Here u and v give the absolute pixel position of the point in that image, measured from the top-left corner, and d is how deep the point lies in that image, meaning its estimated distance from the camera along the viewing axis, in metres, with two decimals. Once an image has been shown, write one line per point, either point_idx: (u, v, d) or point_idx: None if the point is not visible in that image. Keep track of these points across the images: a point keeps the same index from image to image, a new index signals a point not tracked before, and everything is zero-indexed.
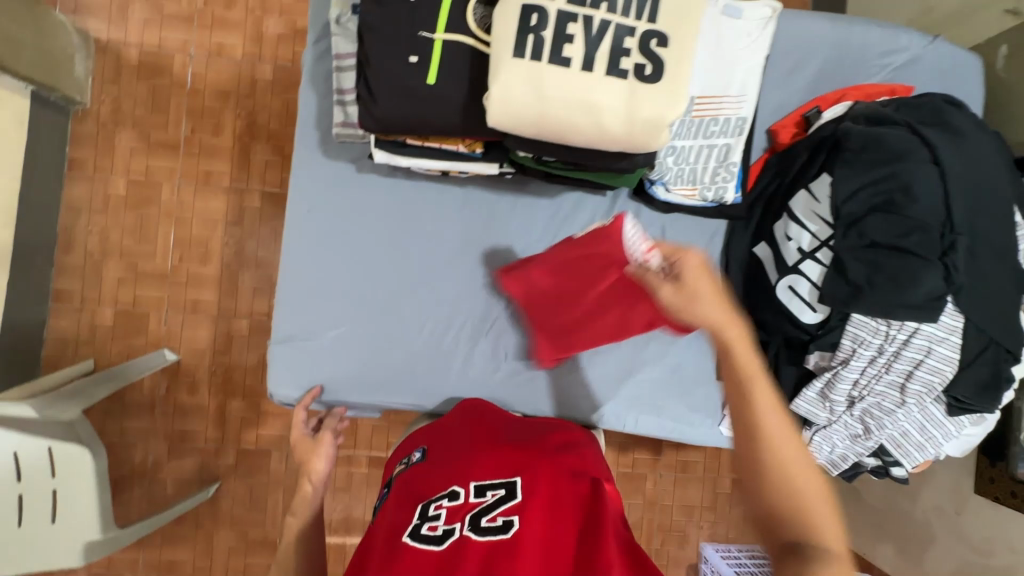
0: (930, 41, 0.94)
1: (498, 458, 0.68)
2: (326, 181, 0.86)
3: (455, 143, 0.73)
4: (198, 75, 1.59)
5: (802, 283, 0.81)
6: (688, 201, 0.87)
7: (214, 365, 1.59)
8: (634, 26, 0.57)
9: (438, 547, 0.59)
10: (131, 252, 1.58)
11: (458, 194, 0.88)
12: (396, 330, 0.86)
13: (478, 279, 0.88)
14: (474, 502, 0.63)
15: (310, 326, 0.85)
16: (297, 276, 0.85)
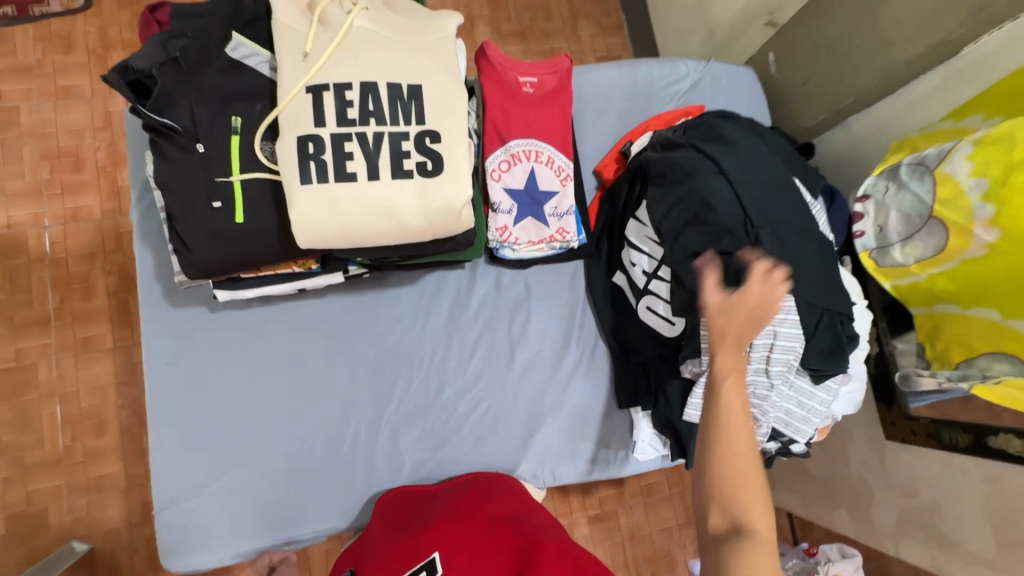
0: (705, 64, 1.07)
1: (416, 544, 0.66)
2: (178, 330, 0.84)
3: (287, 264, 0.73)
4: (57, 244, 1.54)
5: (657, 303, 0.88)
6: (539, 254, 0.93)
7: (135, 540, 1.45)
8: (406, 130, 0.62)
9: None
10: (13, 446, 1.44)
11: (319, 305, 0.89)
12: (286, 460, 0.84)
13: (359, 383, 0.88)
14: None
15: (193, 482, 0.81)
16: (167, 436, 0.81)
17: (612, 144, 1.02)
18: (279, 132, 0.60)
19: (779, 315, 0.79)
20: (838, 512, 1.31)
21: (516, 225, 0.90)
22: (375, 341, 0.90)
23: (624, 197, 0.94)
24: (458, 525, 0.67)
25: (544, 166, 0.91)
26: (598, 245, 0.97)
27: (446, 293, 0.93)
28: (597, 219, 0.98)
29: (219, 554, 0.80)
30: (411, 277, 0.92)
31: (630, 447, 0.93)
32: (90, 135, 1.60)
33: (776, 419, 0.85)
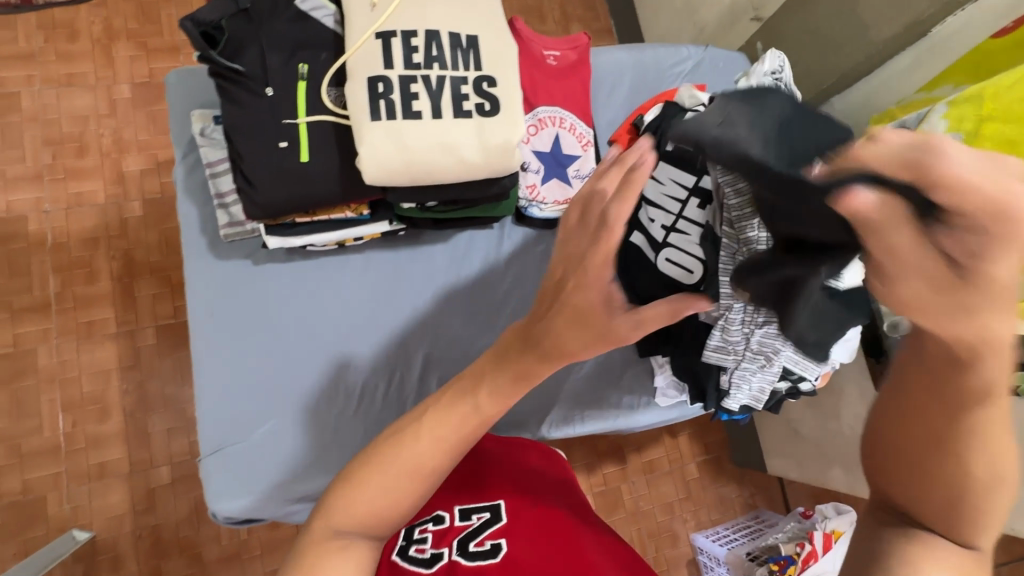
0: (704, 48, 1.18)
1: (483, 480, 0.71)
2: (223, 281, 0.87)
3: (343, 209, 0.79)
4: (58, 229, 1.50)
5: (675, 253, 0.96)
6: (562, 212, 0.99)
7: (138, 529, 1.42)
8: (465, 75, 0.68)
9: (426, 569, 0.60)
10: (11, 433, 1.40)
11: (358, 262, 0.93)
12: (330, 407, 0.86)
13: (397, 336, 0.91)
14: (460, 526, 0.64)
15: (239, 429, 0.83)
16: (213, 385, 0.83)
17: (624, 118, 1.11)
18: (350, 74, 0.66)
19: None
20: (832, 469, 1.40)
21: (543, 185, 0.97)
22: (412, 297, 0.94)
23: None
24: (527, 482, 0.70)
25: (568, 132, 0.98)
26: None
27: (478, 253, 0.98)
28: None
29: (264, 500, 0.82)
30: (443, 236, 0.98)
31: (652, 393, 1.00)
32: (94, 121, 1.56)
33: (789, 358, 0.87)
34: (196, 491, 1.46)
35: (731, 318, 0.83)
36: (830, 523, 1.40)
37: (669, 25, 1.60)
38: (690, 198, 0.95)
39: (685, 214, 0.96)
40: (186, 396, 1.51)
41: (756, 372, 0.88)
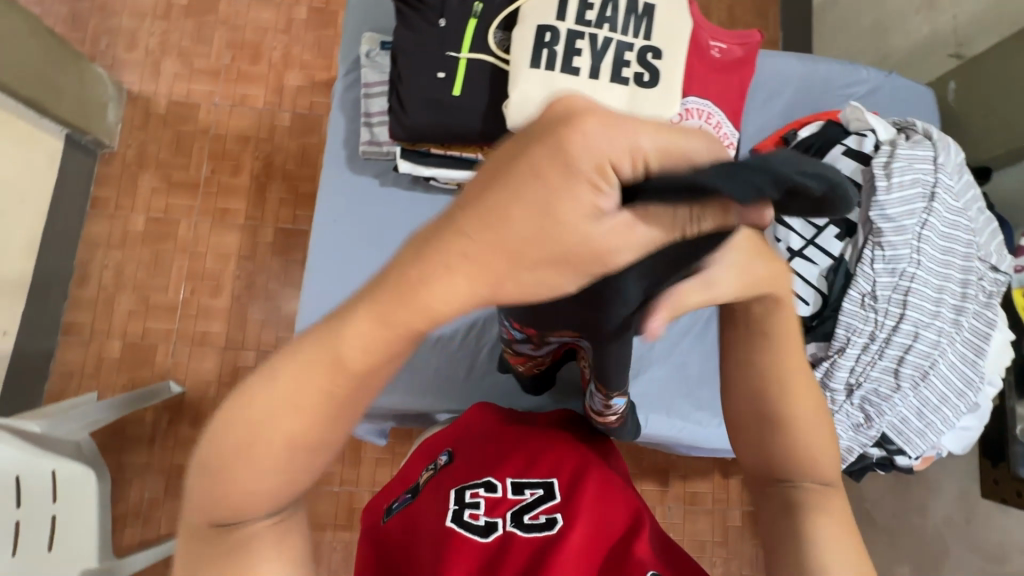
0: (886, 74, 1.07)
1: (533, 458, 0.72)
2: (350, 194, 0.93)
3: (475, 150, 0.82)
4: (221, 122, 1.69)
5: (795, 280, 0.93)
6: None
7: (219, 397, 1.59)
8: (632, 42, 0.68)
9: (483, 537, 0.61)
10: (144, 285, 1.62)
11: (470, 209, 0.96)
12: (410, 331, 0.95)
13: None
14: (513, 500, 0.66)
15: None
16: (315, 286, 0.90)
17: (774, 129, 1.05)
18: (522, 19, 0.67)
19: (924, 320, 0.89)
20: (898, 565, 1.26)
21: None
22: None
23: None
24: (578, 460, 0.71)
25: (715, 129, 0.94)
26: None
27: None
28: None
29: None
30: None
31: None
32: (271, 34, 1.73)
33: (890, 425, 0.90)
34: None
35: (839, 363, 0.89)
36: None
37: (846, 45, 1.46)
38: (830, 226, 0.95)
39: (817, 242, 0.95)
40: (284, 295, 1.66)
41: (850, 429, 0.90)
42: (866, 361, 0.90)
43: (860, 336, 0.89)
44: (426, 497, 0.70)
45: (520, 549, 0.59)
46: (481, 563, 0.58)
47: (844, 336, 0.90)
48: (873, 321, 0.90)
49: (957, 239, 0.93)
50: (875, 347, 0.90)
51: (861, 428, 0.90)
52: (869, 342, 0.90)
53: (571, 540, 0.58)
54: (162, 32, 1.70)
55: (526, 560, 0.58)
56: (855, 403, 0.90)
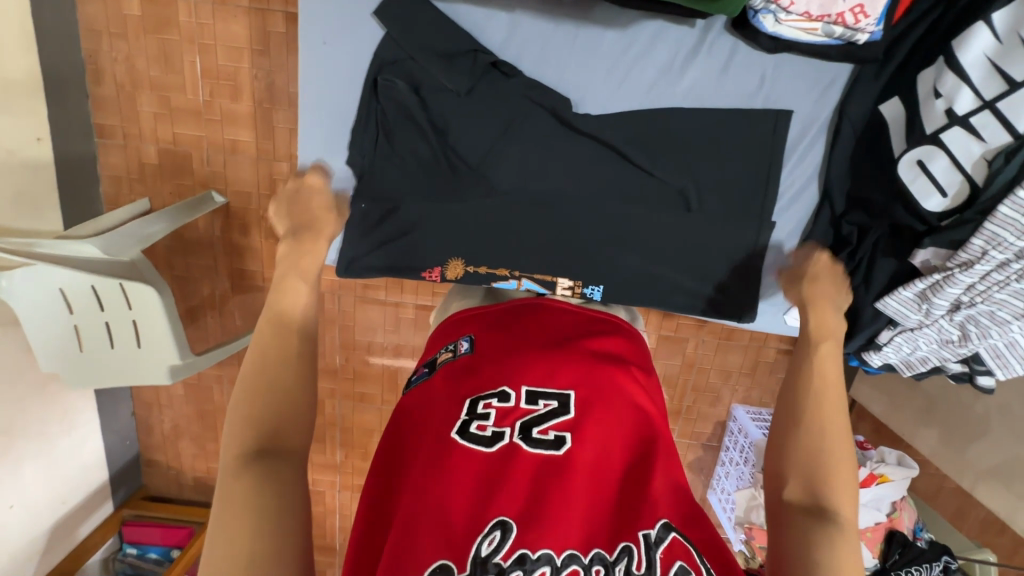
0: None
1: (549, 369, 0.82)
2: (330, 26, 1.01)
3: None
4: None
5: (937, 158, 0.87)
6: (803, 37, 0.88)
7: (262, 209, 1.60)
8: None
9: (488, 448, 0.74)
10: (160, 83, 1.48)
11: (523, 59, 1.02)
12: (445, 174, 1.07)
13: (537, 155, 1.05)
14: (525, 411, 0.78)
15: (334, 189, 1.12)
16: (310, 137, 1.08)
17: None
18: None
19: None
20: (925, 430, 1.30)
21: None
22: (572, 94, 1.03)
23: None
24: (595, 378, 0.81)
25: None
26: (891, 52, 0.94)
27: (677, 56, 1.00)
28: (906, 16, 0.90)
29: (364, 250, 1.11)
30: (621, 23, 0.99)
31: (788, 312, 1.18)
32: None
33: (988, 347, 0.92)
34: None
35: (953, 280, 0.86)
36: (882, 467, 1.30)
37: None
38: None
39: (994, 108, 0.81)
40: None
41: (935, 343, 0.97)
42: (994, 283, 0.85)
43: (1000, 252, 0.81)
44: (441, 387, 0.84)
45: (527, 461, 0.73)
46: (487, 469, 0.72)
47: (978, 249, 0.83)
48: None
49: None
50: (1013, 270, 0.82)
51: (950, 344, 0.96)
52: (1007, 263, 0.82)
53: (576, 467, 0.72)
54: None
55: (532, 470, 0.72)
56: (954, 321, 0.93)
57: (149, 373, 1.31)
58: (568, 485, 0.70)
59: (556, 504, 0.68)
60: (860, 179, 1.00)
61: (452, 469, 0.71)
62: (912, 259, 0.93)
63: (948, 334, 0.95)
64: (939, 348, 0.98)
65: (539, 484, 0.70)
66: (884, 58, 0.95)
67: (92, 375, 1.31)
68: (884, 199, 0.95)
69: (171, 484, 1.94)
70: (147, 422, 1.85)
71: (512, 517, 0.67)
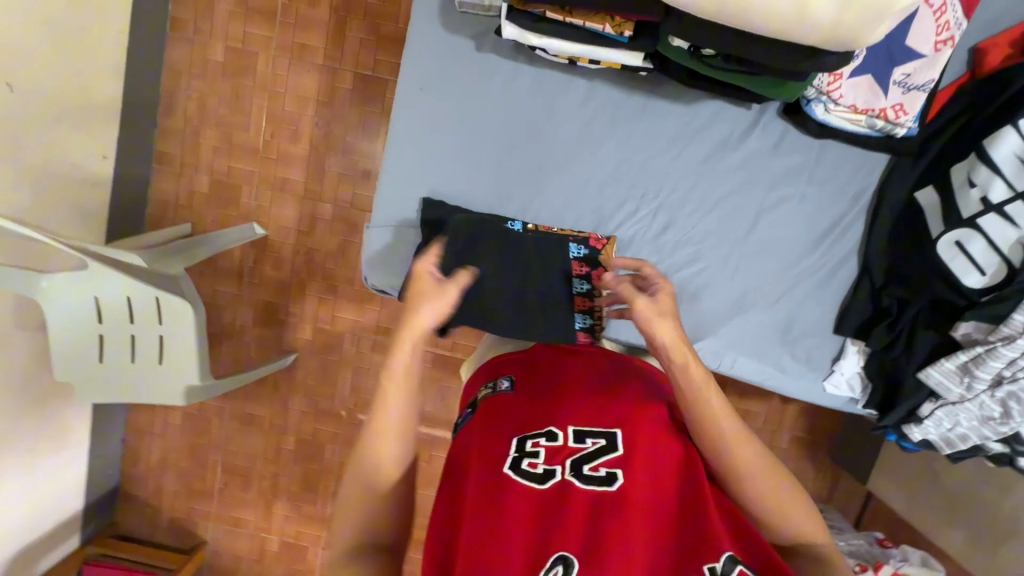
0: None
1: (594, 406, 0.78)
2: (434, 52, 0.98)
3: (602, 22, 0.79)
4: None
5: (977, 240, 0.94)
6: (847, 125, 0.96)
7: (299, 245, 1.65)
8: None
9: (539, 486, 0.71)
10: (226, 122, 1.59)
11: (588, 103, 1.01)
12: (529, 199, 1.04)
13: (588, 194, 1.04)
14: (574, 449, 0.74)
15: (402, 212, 1.03)
16: (394, 151, 1.02)
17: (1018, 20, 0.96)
18: None
19: None
20: (951, 528, 1.28)
21: (849, 79, 0.92)
22: (623, 150, 1.02)
23: (999, 100, 0.94)
24: (639, 414, 0.77)
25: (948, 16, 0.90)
26: (926, 145, 1.01)
27: (734, 132, 1.02)
28: (938, 116, 0.99)
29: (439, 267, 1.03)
30: (684, 100, 1.01)
31: (827, 374, 1.09)
32: None
33: None
34: (348, 235, 1.63)
35: (997, 353, 0.90)
36: (906, 567, 1.27)
37: None
38: None
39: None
40: (362, 151, 1.58)
41: (974, 420, 0.98)
42: None
43: None
44: (487, 417, 0.80)
45: (581, 499, 0.69)
46: (540, 510, 0.69)
47: (1019, 324, 0.89)
48: None
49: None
50: None
51: (990, 422, 0.97)
52: None
53: (630, 503, 0.68)
54: None
55: (586, 509, 0.68)
56: (995, 397, 0.95)
57: (163, 394, 1.29)
58: (627, 525, 0.66)
59: (613, 543, 0.64)
60: (902, 256, 1.03)
61: (503, 513, 0.68)
62: (954, 332, 0.97)
63: (989, 409, 0.96)
64: (978, 427, 0.98)
65: (596, 525, 0.66)
66: (920, 150, 1.01)
67: (109, 390, 1.28)
68: (921, 275, 1.00)
69: (144, 524, 1.81)
70: (135, 452, 1.78)
71: (573, 554, 0.64)
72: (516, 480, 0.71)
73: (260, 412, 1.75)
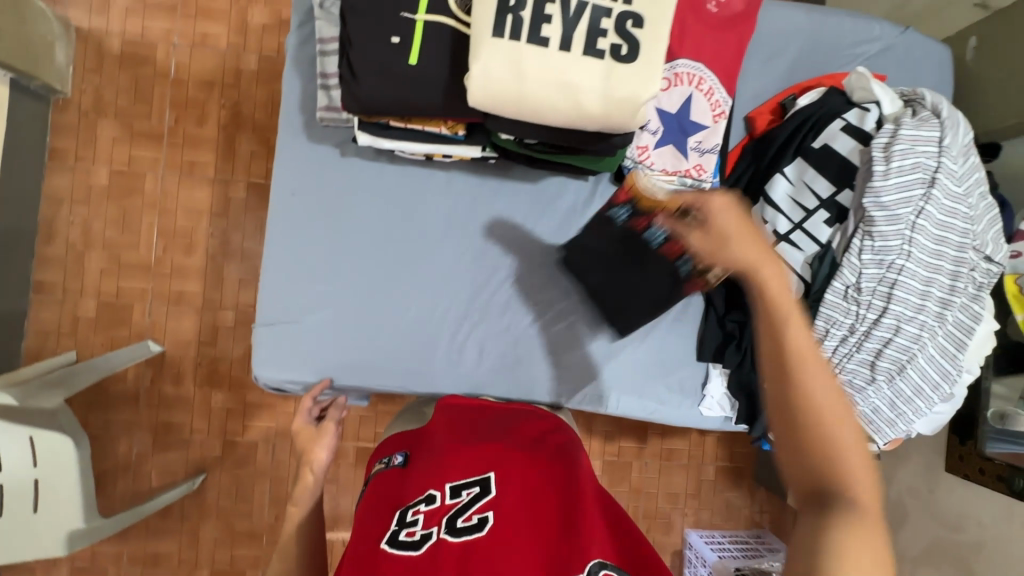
0: (902, 32, 1.20)
1: (468, 458, 0.81)
2: (304, 159, 1.06)
3: (439, 125, 0.93)
4: (182, 65, 1.58)
5: (779, 263, 1.09)
6: (665, 186, 1.12)
7: (200, 356, 1.59)
8: (609, 10, 0.82)
9: (415, 551, 0.68)
10: (114, 242, 1.56)
11: (449, 189, 1.11)
12: (406, 280, 1.09)
13: (461, 268, 1.11)
14: (450, 505, 0.74)
15: (288, 308, 1.05)
16: (272, 253, 1.06)
17: (774, 93, 1.17)
18: None
19: (907, 313, 1.01)
20: None
21: (655, 150, 1.09)
22: (488, 225, 1.12)
23: (771, 153, 1.11)
24: (512, 455, 0.80)
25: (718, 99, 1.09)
26: (730, 193, 1.16)
27: (579, 200, 1.15)
28: (733, 172, 1.16)
29: (335, 352, 1.06)
30: (532, 178, 1.14)
31: (700, 400, 1.18)
32: None
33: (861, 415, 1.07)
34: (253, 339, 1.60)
35: None
36: None
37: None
38: (821, 210, 1.06)
39: (804, 226, 1.07)
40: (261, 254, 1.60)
41: None
42: (844, 353, 1.04)
43: (838, 328, 1.04)
44: (376, 500, 0.80)
45: (453, 552, 0.66)
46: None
47: (824, 327, 1.04)
48: (854, 314, 1.04)
49: (954, 227, 1.02)
50: (855, 340, 1.04)
51: None
52: (848, 335, 1.04)
53: (502, 542, 0.66)
54: None
55: (460, 559, 0.65)
56: (829, 393, 1.08)
57: (34, 548, 1.14)
58: (497, 563, 0.63)
59: None
60: (731, 286, 1.15)
61: None
62: None
63: None
64: None
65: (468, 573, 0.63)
66: (727, 198, 1.17)
67: None
68: (750, 299, 1.12)
69: None
70: None
71: None
72: (391, 550, 0.69)
73: (167, 549, 1.57)
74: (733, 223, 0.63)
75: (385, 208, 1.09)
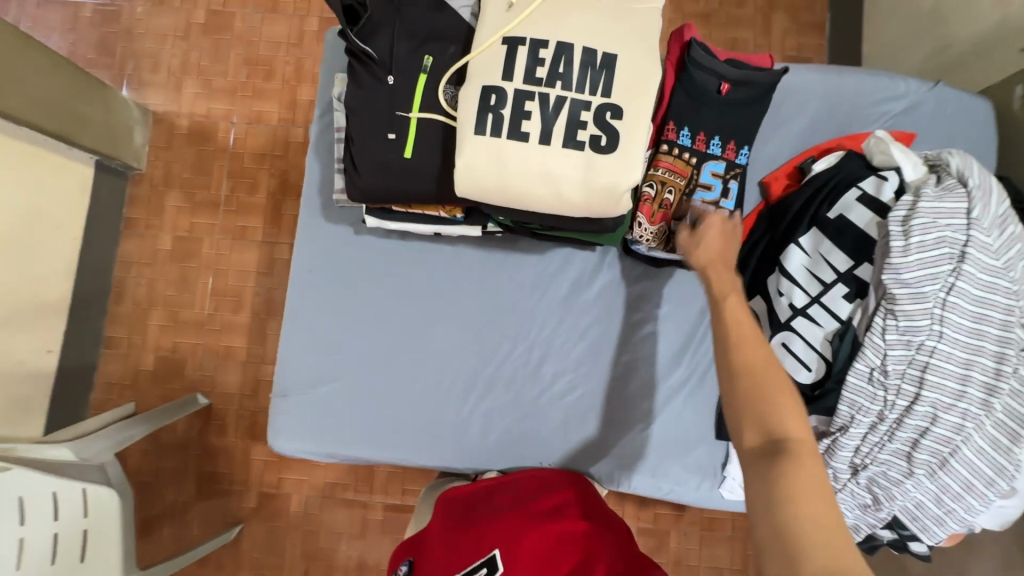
0: (929, 88, 1.21)
1: (468, 541, 0.78)
2: (328, 234, 1.13)
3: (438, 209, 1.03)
4: (239, 140, 1.74)
5: (796, 341, 1.08)
6: (669, 255, 1.11)
7: (243, 408, 1.67)
8: (586, 102, 0.91)
9: None
10: (173, 301, 1.70)
11: (460, 258, 1.14)
12: (412, 354, 1.11)
13: (469, 337, 1.12)
14: None
15: (308, 376, 1.10)
16: (292, 324, 1.12)
17: (792, 156, 1.21)
18: (471, 82, 0.91)
19: (945, 402, 0.97)
20: None
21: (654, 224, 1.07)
22: (496, 297, 1.14)
23: (786, 220, 1.12)
24: (507, 523, 0.78)
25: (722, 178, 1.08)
26: (745, 260, 1.17)
27: (587, 269, 1.15)
28: (748, 240, 1.18)
29: (347, 421, 1.09)
30: (540, 249, 1.15)
31: (720, 482, 1.10)
32: (284, 48, 1.77)
33: (900, 508, 1.03)
34: None
35: (841, 443, 1.02)
36: None
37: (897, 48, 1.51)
38: (838, 284, 1.06)
39: (822, 301, 1.07)
40: None
41: (858, 508, 1.06)
42: (874, 443, 1.02)
43: (865, 415, 1.00)
44: None
45: None
46: None
47: (848, 414, 1.02)
48: (882, 401, 1.00)
49: (996, 303, 0.96)
50: (885, 430, 1.01)
51: (869, 509, 1.06)
52: (877, 423, 1.01)
53: None
54: (182, 52, 1.77)
55: None
56: (862, 483, 1.05)
57: None
58: None
59: None
60: None
61: None
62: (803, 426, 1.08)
63: (862, 495, 1.05)
64: (863, 515, 1.07)
65: None
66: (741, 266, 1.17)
67: None
68: None
69: None
70: None
71: None
72: None
73: None
74: (719, 244, 0.91)
75: (404, 278, 1.13)
